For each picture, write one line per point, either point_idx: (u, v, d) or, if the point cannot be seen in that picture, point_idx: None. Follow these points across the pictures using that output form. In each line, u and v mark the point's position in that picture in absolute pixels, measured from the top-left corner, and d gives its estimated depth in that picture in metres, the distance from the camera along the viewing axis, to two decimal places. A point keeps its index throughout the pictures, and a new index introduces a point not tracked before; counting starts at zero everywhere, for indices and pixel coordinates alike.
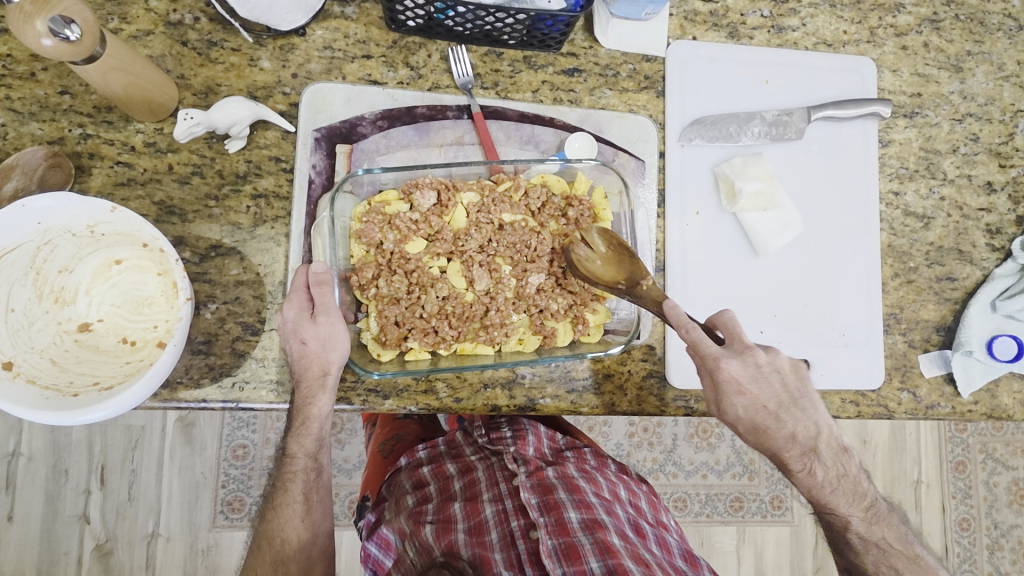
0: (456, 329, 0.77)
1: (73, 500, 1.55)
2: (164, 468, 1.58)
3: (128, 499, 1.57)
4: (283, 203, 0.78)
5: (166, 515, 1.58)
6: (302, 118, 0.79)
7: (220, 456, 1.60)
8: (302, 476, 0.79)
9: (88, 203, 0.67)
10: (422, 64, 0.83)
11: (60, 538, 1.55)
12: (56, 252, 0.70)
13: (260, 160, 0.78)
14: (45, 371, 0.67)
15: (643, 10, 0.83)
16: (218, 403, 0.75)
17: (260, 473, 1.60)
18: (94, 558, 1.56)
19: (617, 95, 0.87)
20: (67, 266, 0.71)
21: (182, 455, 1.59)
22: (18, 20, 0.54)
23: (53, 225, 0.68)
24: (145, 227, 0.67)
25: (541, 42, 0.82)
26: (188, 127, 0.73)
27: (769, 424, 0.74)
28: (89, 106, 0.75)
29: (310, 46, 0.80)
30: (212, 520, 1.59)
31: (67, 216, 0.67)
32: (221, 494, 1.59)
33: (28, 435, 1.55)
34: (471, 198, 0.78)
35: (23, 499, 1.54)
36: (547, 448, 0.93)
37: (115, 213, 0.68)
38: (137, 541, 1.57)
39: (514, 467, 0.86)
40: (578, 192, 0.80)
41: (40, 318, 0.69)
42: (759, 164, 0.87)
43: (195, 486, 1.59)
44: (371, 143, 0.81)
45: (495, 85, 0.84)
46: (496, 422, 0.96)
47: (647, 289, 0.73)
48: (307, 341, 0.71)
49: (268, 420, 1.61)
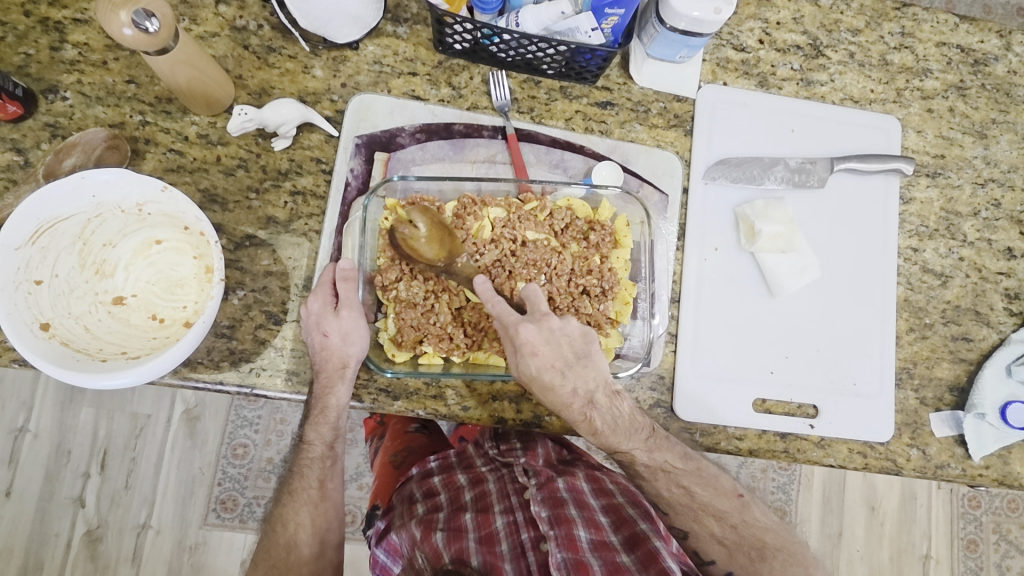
0: (470, 338, 0.78)
1: (71, 483, 1.57)
2: (164, 458, 1.60)
3: (125, 486, 1.59)
4: (319, 202, 0.82)
5: (159, 507, 1.59)
6: (346, 124, 0.84)
7: (220, 453, 1.61)
8: (319, 463, 0.81)
9: (142, 182, 0.71)
10: (464, 85, 0.87)
11: (53, 520, 1.56)
12: (104, 226, 0.74)
13: (302, 160, 0.82)
14: (78, 336, 0.70)
15: (678, 52, 0.88)
16: (234, 386, 0.77)
17: (256, 475, 1.62)
18: (84, 543, 1.57)
19: (646, 130, 0.91)
20: (110, 240, 0.75)
21: (184, 447, 1.61)
22: (105, 10, 0.59)
23: (104, 199, 0.72)
24: (191, 209, 0.70)
25: (578, 74, 0.87)
26: (242, 122, 0.77)
27: (558, 377, 0.73)
28: (152, 96, 0.80)
29: (361, 60, 0.85)
30: (203, 517, 1.59)
31: (120, 192, 0.71)
32: (216, 492, 1.60)
33: (39, 412, 1.58)
34: (497, 214, 0.81)
35: (24, 475, 1.56)
36: (557, 459, 0.95)
37: (164, 193, 0.71)
38: (127, 531, 1.58)
39: (524, 481, 0.87)
40: (602, 218, 0.82)
41: (80, 287, 0.73)
42: (780, 208, 0.89)
43: (192, 480, 1.60)
44: (408, 153, 0.84)
45: (530, 111, 0.88)
46: (505, 435, 0.99)
47: (462, 265, 0.78)
48: (329, 333, 0.73)
49: (272, 421, 1.62)
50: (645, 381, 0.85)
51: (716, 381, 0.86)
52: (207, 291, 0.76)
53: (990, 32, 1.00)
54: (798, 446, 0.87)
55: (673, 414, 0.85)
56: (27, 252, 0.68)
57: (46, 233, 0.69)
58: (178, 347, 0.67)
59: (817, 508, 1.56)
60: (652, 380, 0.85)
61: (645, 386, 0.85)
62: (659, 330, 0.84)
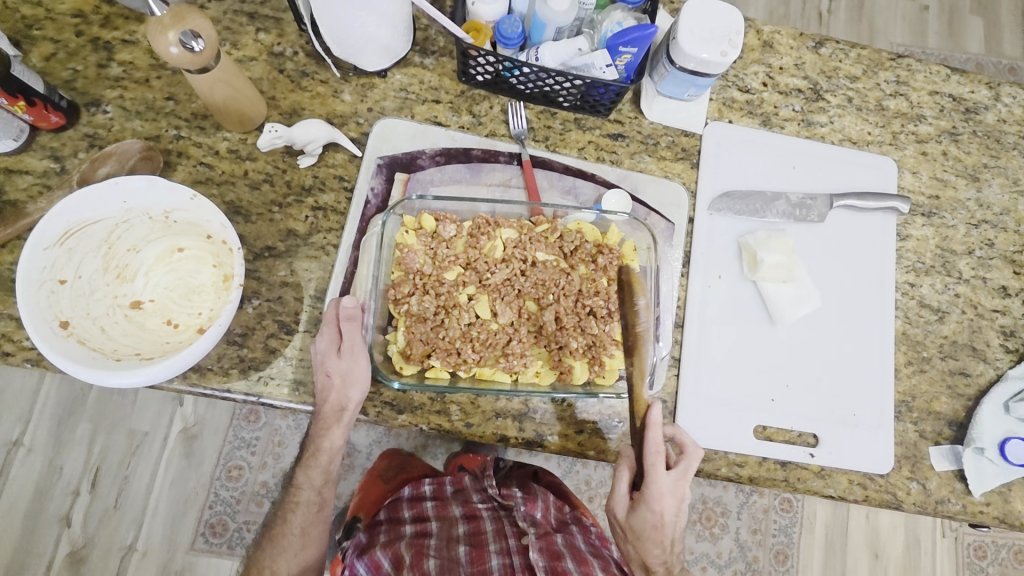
0: (477, 354, 0.79)
1: (60, 501, 1.74)
2: (156, 479, 1.78)
3: (113, 506, 1.75)
4: (338, 217, 0.85)
5: (146, 529, 1.75)
6: (370, 145, 0.88)
7: (214, 474, 1.79)
8: (303, 509, 0.85)
9: (171, 189, 0.74)
10: (484, 113, 0.92)
11: (39, 539, 1.71)
12: (130, 232, 0.76)
13: (326, 177, 0.86)
14: (94, 336, 0.72)
15: (687, 91, 0.94)
16: (241, 395, 0.78)
17: (249, 498, 1.78)
18: (65, 564, 1.71)
19: (655, 161, 0.95)
20: (133, 245, 0.77)
21: (178, 467, 1.79)
22: (155, 30, 0.64)
23: (133, 204, 0.75)
24: (217, 216, 0.73)
25: (592, 107, 0.92)
26: (271, 138, 0.82)
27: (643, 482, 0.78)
28: (188, 112, 0.85)
29: (388, 87, 0.91)
30: (192, 541, 1.75)
31: (150, 199, 0.75)
32: (206, 516, 1.77)
33: (34, 426, 1.77)
34: (510, 235, 0.84)
35: (13, 489, 1.73)
36: (553, 517, 0.97)
37: (193, 201, 0.75)
38: (115, 552, 1.73)
39: (523, 526, 0.88)
40: (610, 242, 0.86)
41: (100, 289, 0.75)
42: (781, 239, 0.92)
43: (185, 501, 1.77)
44: (427, 174, 0.88)
45: (545, 139, 0.93)
46: (507, 484, 1.03)
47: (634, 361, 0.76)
48: (331, 375, 0.75)
49: (269, 445, 1.82)
50: None
51: (719, 406, 0.86)
52: (224, 298, 0.78)
53: (980, 84, 1.06)
54: (799, 475, 0.86)
55: None
56: (55, 253, 0.71)
57: (75, 236, 0.72)
58: (193, 349, 0.69)
59: (823, 540, 1.54)
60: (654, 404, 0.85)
61: None
62: (663, 352, 0.85)
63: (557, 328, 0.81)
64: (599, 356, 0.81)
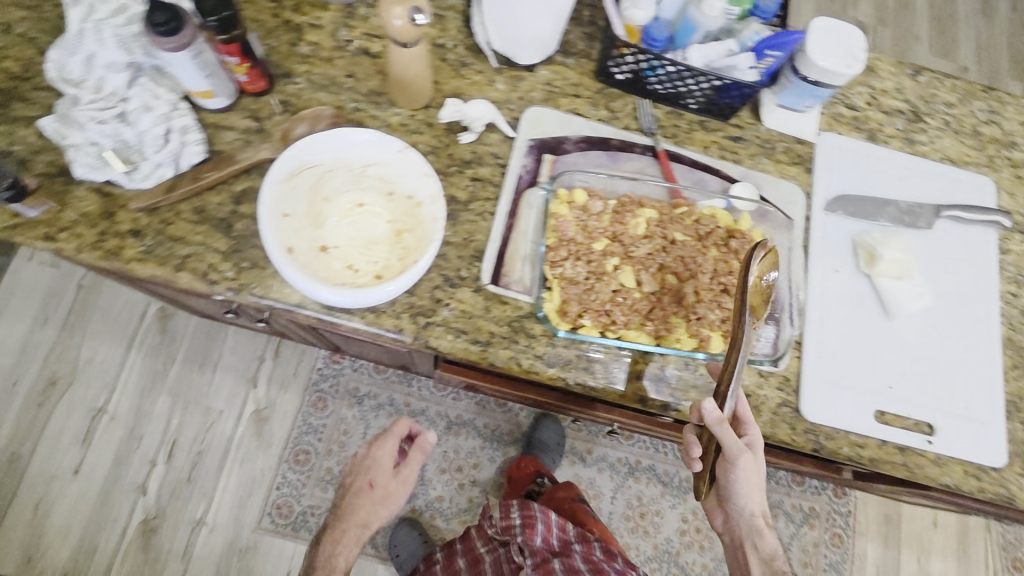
0: (625, 316, 0.87)
1: (137, 469, 1.81)
2: (228, 458, 1.84)
3: (187, 479, 1.81)
4: (493, 189, 0.93)
5: (215, 506, 1.80)
6: (521, 128, 0.96)
7: (283, 457, 1.85)
8: (346, 550, 1.04)
9: (381, 145, 0.86)
10: (620, 110, 1.00)
11: (115, 504, 1.78)
12: (333, 178, 0.86)
13: (482, 154, 0.94)
14: (304, 262, 0.82)
15: (803, 102, 1.02)
16: (410, 337, 0.86)
17: (314, 484, 1.83)
18: (139, 532, 1.77)
19: (772, 164, 1.02)
20: (335, 195, 0.86)
21: (250, 447, 1.85)
22: (389, 4, 0.74)
23: (347, 155, 0.86)
24: (419, 172, 0.85)
25: (719, 110, 0.99)
26: (452, 111, 0.93)
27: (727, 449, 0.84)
28: (365, 89, 0.94)
29: (536, 80, 0.99)
30: (258, 520, 1.80)
31: (360, 152, 0.86)
32: (273, 497, 1.82)
33: (118, 396, 1.85)
34: (652, 214, 0.91)
35: (94, 454, 1.81)
36: (556, 537, 1.15)
37: (397, 156, 0.86)
38: (183, 525, 1.78)
39: (521, 560, 1.12)
40: (742, 228, 0.93)
41: (303, 224, 0.84)
42: (897, 239, 0.99)
43: (252, 482, 1.82)
44: (572, 158, 0.96)
45: (674, 136, 1.00)
46: (509, 506, 1.16)
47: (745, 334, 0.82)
48: (374, 485, 1.04)
49: (336, 433, 1.87)
50: (773, 380, 0.92)
51: (839, 388, 0.92)
52: (402, 255, 0.85)
53: None
54: (916, 460, 0.91)
55: (800, 414, 0.90)
56: (283, 185, 0.82)
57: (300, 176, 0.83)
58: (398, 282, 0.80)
59: (880, 524, 1.75)
60: (779, 379, 0.92)
61: (773, 385, 0.91)
62: (788, 332, 0.91)
63: (695, 301, 0.87)
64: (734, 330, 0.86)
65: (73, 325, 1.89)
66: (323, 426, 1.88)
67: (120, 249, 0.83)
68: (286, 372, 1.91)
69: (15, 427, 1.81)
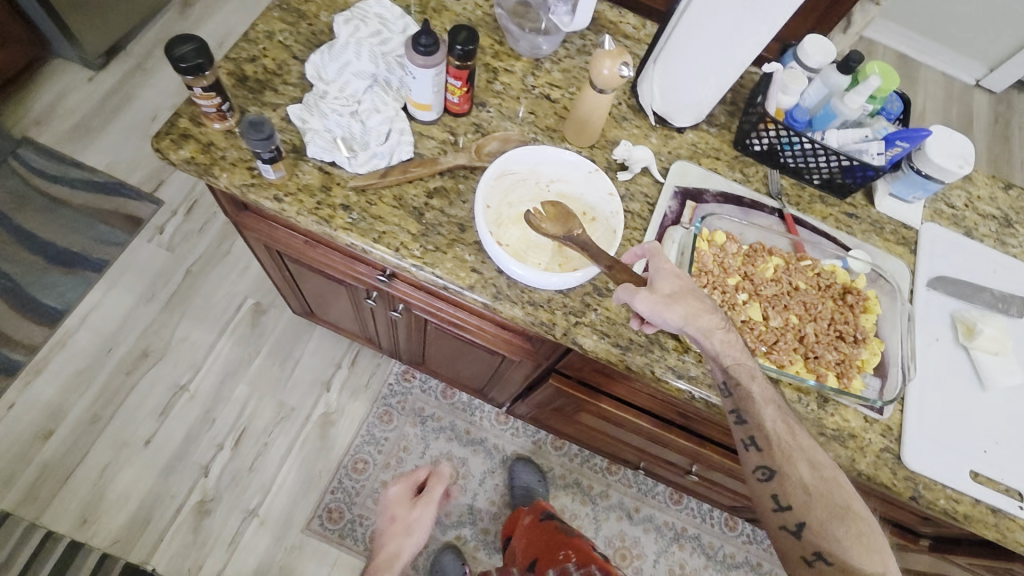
0: (753, 344, 0.97)
1: (205, 450, 1.84)
2: (291, 454, 1.87)
3: (249, 468, 1.83)
4: (641, 222, 1.06)
5: (270, 499, 1.81)
6: (670, 177, 1.11)
7: (343, 462, 1.88)
8: None
9: (578, 165, 1.03)
10: (752, 175, 1.15)
11: (175, 481, 1.79)
12: (530, 183, 1.03)
13: (634, 192, 1.09)
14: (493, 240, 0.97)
15: (913, 193, 1.16)
16: (561, 333, 0.97)
17: (368, 493, 1.85)
18: (193, 513, 1.76)
19: (880, 242, 1.15)
20: (520, 202, 1.02)
21: (314, 446, 1.88)
22: (601, 57, 0.93)
23: (542, 171, 1.04)
24: (606, 194, 1.01)
25: (839, 188, 1.14)
26: (625, 149, 1.09)
27: (796, 425, 0.88)
28: (543, 125, 1.11)
29: (683, 140, 1.15)
30: (309, 520, 1.80)
31: (559, 168, 1.03)
32: (327, 500, 1.83)
33: (202, 376, 1.92)
34: (779, 262, 1.04)
35: (169, 427, 1.85)
36: None
37: (588, 176, 1.03)
38: (236, 513, 1.78)
39: None
40: (857, 287, 1.04)
41: (499, 211, 1.00)
42: (993, 320, 1.09)
43: (309, 481, 1.84)
44: (711, 207, 1.09)
45: (797, 203, 1.14)
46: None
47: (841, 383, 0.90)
48: None
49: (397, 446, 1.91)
50: (877, 428, 0.99)
51: (938, 444, 0.99)
52: (564, 265, 0.97)
53: None
54: (1007, 525, 0.96)
55: (901, 462, 0.97)
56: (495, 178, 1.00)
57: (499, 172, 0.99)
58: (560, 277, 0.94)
59: None
60: (883, 428, 0.99)
61: (878, 432, 0.99)
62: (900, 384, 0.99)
63: (814, 341, 0.99)
64: (848, 371, 0.98)
65: (176, 304, 1.99)
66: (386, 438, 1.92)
67: (330, 218, 0.97)
68: (361, 381, 1.98)
69: (101, 390, 1.86)
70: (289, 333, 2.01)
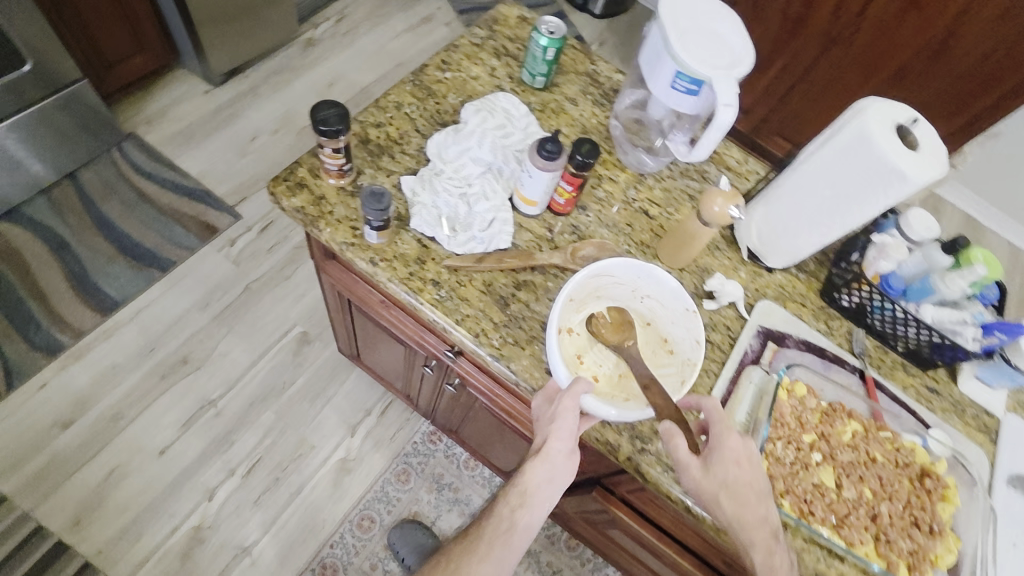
0: (822, 512, 0.93)
1: (215, 473, 1.80)
2: (298, 497, 1.81)
3: (253, 501, 1.78)
4: (720, 354, 1.05)
5: (267, 539, 1.74)
6: (754, 315, 1.10)
7: (347, 517, 1.81)
8: None
9: (678, 297, 0.99)
10: (836, 329, 1.13)
11: (178, 499, 1.75)
12: (620, 291, 1.03)
13: (717, 322, 1.08)
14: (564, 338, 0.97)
15: (1001, 380, 1.12)
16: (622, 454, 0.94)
17: (366, 556, 1.77)
18: (187, 537, 1.71)
19: (962, 424, 1.10)
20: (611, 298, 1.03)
21: (322, 495, 1.83)
22: (714, 196, 0.95)
23: (641, 284, 1.02)
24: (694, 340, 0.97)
25: (924, 360, 1.10)
26: (720, 284, 1.09)
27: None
28: (637, 238, 1.13)
29: (770, 280, 1.15)
30: (299, 572, 1.72)
31: (660, 293, 1.01)
32: (321, 555, 1.75)
33: (231, 395, 1.92)
34: (857, 428, 1.00)
35: (186, 441, 1.83)
36: None
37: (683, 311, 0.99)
38: (229, 547, 1.72)
39: None
40: (937, 472, 0.98)
41: (580, 310, 0.99)
42: None
43: (308, 531, 1.77)
44: (793, 353, 1.07)
45: (880, 366, 1.11)
46: None
47: None
48: None
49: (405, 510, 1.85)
50: None
51: None
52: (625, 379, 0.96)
53: None
54: None
55: None
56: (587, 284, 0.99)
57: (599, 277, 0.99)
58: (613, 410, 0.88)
59: None
60: None
61: None
62: None
63: (887, 523, 0.93)
64: (922, 566, 0.90)
65: (225, 318, 2.02)
66: (396, 498, 1.86)
67: (420, 291, 0.98)
68: (384, 434, 1.95)
69: (132, 389, 1.86)
70: (325, 370, 2.01)
